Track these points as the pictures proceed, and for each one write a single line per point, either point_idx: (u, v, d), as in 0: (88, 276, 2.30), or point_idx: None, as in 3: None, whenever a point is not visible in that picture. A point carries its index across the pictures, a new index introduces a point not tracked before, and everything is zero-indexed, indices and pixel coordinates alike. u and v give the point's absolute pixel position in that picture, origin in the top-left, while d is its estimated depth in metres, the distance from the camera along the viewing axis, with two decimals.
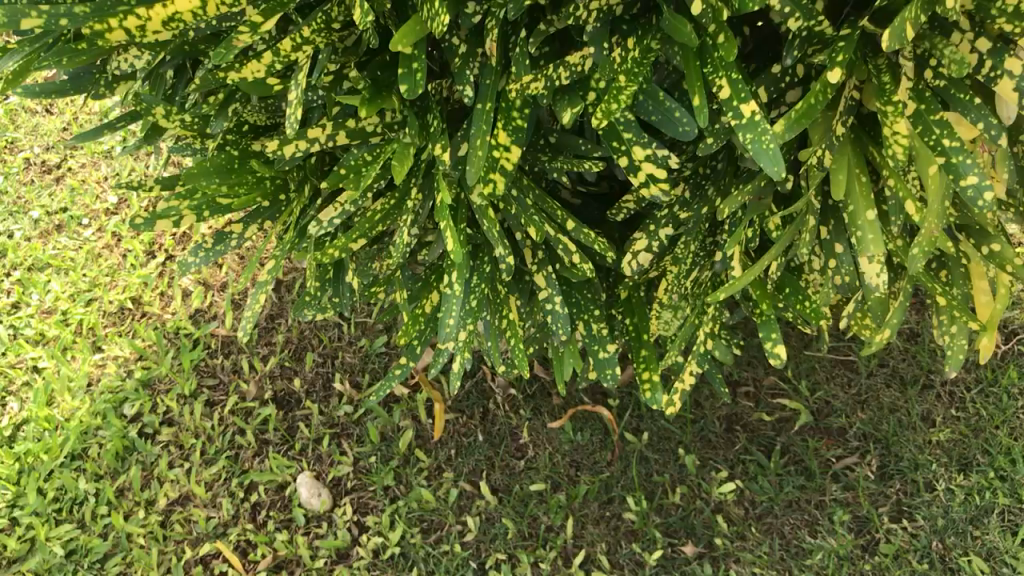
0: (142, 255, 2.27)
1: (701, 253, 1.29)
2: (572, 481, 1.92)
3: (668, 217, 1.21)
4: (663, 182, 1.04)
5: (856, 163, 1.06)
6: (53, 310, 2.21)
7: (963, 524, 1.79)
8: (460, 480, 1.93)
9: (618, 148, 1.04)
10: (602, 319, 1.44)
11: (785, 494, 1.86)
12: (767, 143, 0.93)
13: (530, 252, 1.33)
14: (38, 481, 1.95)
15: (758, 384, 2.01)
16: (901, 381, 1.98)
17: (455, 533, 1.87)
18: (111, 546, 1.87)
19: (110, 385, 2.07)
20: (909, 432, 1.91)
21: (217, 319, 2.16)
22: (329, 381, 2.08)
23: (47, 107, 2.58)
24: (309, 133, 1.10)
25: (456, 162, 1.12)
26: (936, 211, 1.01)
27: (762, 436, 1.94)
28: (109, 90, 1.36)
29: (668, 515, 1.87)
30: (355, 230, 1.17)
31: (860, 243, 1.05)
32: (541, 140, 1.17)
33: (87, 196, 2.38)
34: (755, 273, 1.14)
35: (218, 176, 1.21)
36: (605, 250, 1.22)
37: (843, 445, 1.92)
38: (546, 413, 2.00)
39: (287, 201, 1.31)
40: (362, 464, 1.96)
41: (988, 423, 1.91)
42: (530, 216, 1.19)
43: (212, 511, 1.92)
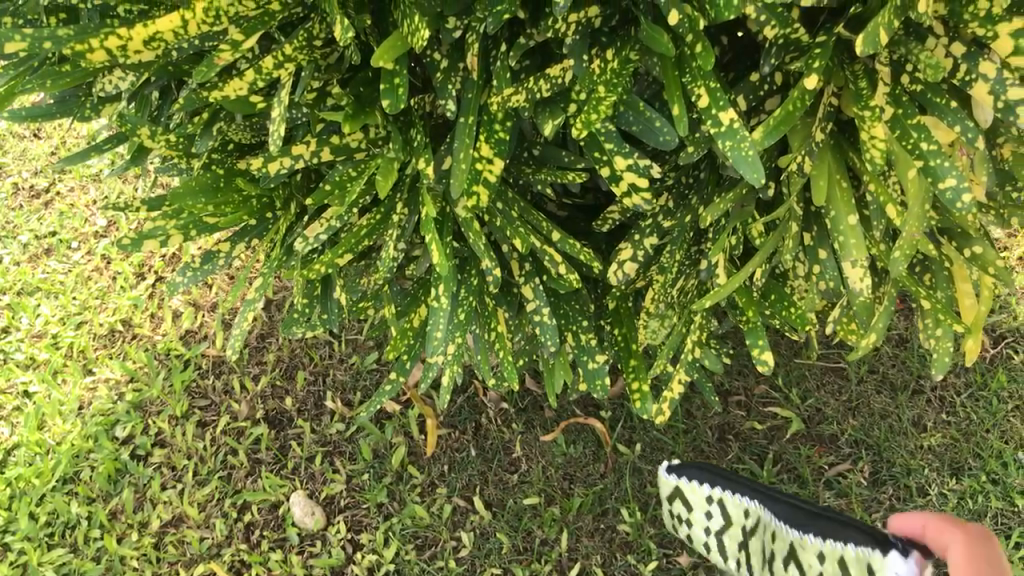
0: (132, 277, 2.26)
1: (687, 262, 1.30)
2: (565, 494, 1.92)
3: (653, 226, 1.21)
4: (645, 191, 1.04)
5: (837, 169, 1.07)
6: (43, 333, 2.21)
7: None
8: (453, 496, 1.93)
9: (600, 158, 1.05)
10: (590, 330, 1.45)
11: None
12: (746, 149, 0.94)
13: (518, 265, 1.33)
14: (30, 506, 1.95)
15: (750, 393, 2.00)
16: (892, 386, 1.98)
17: (450, 548, 1.88)
18: (105, 570, 1.87)
19: (101, 408, 2.07)
20: (901, 438, 1.92)
21: (207, 339, 2.16)
22: (320, 399, 2.07)
23: (34, 131, 2.57)
24: (294, 150, 1.10)
25: (440, 176, 1.13)
26: (916, 215, 1.03)
27: (754, 445, 1.95)
28: (95, 112, 1.37)
29: (662, 525, 1.88)
30: (341, 245, 1.17)
31: (843, 249, 1.07)
32: (525, 153, 1.18)
33: (76, 219, 2.37)
34: (739, 280, 1.14)
35: (204, 195, 1.22)
36: (591, 260, 1.23)
37: (835, 452, 1.93)
38: (538, 426, 1.99)
39: (274, 219, 1.32)
40: (355, 482, 1.96)
41: (978, 428, 1.92)
42: (516, 228, 1.19)
43: (206, 532, 1.92)
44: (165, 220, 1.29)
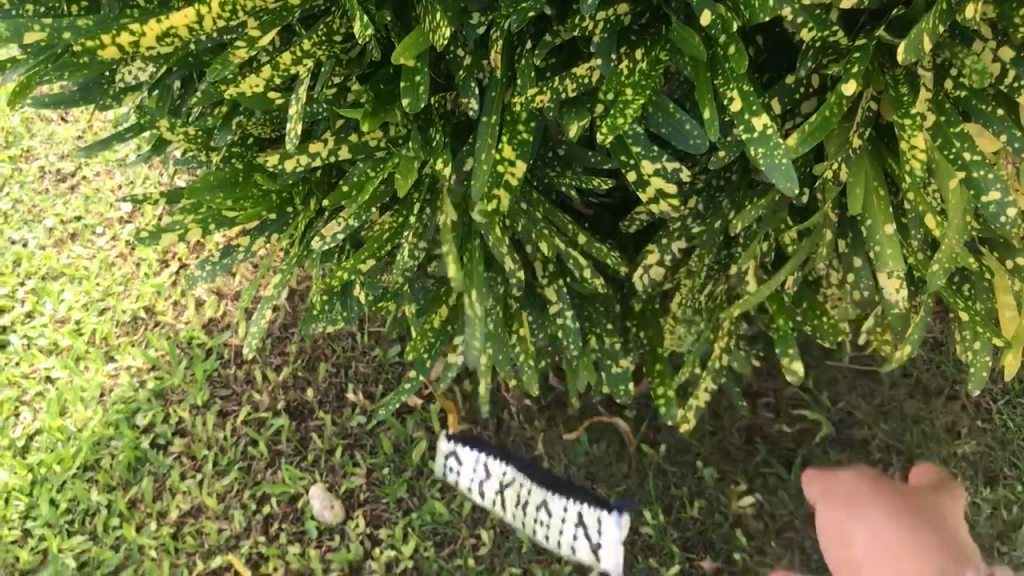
0: (156, 264, 2.25)
1: (716, 267, 1.25)
2: (587, 494, 1.90)
3: (680, 230, 1.18)
4: (672, 197, 1.00)
5: (874, 177, 1.02)
6: (66, 319, 2.20)
7: (989, 539, 1.81)
8: (474, 493, 1.91)
9: (627, 161, 1.01)
10: (615, 333, 1.41)
11: (805, 508, 1.85)
12: (779, 156, 0.89)
13: (541, 265, 1.30)
14: (51, 492, 1.95)
15: (779, 394, 2.00)
16: (925, 391, 1.97)
17: (469, 546, 1.85)
18: (123, 558, 1.88)
19: (123, 396, 2.06)
20: (933, 445, 1.90)
21: (230, 328, 2.14)
22: (342, 391, 2.05)
23: (62, 115, 2.57)
24: (311, 147, 1.07)
25: (463, 177, 1.10)
26: (957, 226, 0.98)
27: (781, 448, 1.94)
28: (117, 101, 1.34)
29: (686, 528, 1.85)
30: (360, 245, 1.14)
31: (879, 259, 1.02)
32: (550, 152, 1.14)
33: (101, 205, 2.37)
34: (769, 290, 1.10)
35: (222, 189, 1.21)
36: (615, 265, 1.20)
37: (865, 457, 1.90)
38: (561, 423, 1.97)
39: (295, 214, 1.29)
40: (375, 476, 1.95)
41: (1014, 435, 1.91)
42: (538, 230, 1.16)
43: (225, 523, 1.91)
44: (184, 214, 1.29)
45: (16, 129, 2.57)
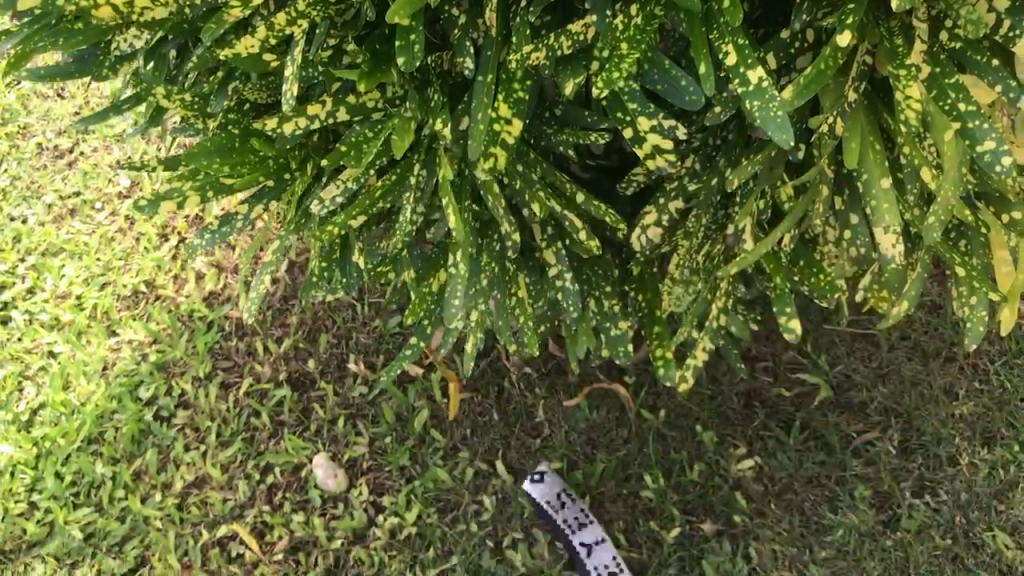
0: (156, 238, 2.25)
1: (713, 227, 1.26)
2: (588, 459, 1.92)
3: (678, 190, 1.19)
4: (669, 153, 1.01)
5: (870, 130, 1.03)
6: (68, 294, 2.21)
7: (986, 498, 1.82)
8: (476, 460, 1.93)
9: (623, 118, 1.01)
10: (614, 296, 1.42)
11: (804, 470, 1.87)
12: (774, 110, 0.90)
13: (539, 228, 1.30)
14: (56, 465, 1.97)
15: (777, 359, 1.99)
16: (923, 353, 1.97)
17: (472, 512, 1.88)
18: (129, 529, 1.89)
19: (125, 369, 2.07)
20: (932, 406, 1.91)
21: (230, 301, 2.15)
22: (343, 361, 2.06)
23: (58, 90, 2.56)
24: (308, 109, 1.08)
25: (458, 137, 1.10)
26: (952, 179, 0.98)
27: (780, 412, 1.94)
28: (114, 72, 1.34)
29: (686, 491, 1.88)
30: (356, 206, 1.15)
31: (874, 213, 1.03)
32: (547, 113, 1.15)
33: (99, 179, 2.37)
34: (767, 247, 1.10)
35: (220, 155, 1.21)
36: (613, 225, 1.20)
37: (863, 420, 1.93)
38: (562, 390, 1.97)
39: (292, 180, 1.29)
40: (377, 445, 1.96)
41: (1012, 396, 1.91)
42: (535, 191, 1.17)
43: (229, 493, 1.93)
44: (182, 181, 1.28)
45: (12, 105, 2.56)
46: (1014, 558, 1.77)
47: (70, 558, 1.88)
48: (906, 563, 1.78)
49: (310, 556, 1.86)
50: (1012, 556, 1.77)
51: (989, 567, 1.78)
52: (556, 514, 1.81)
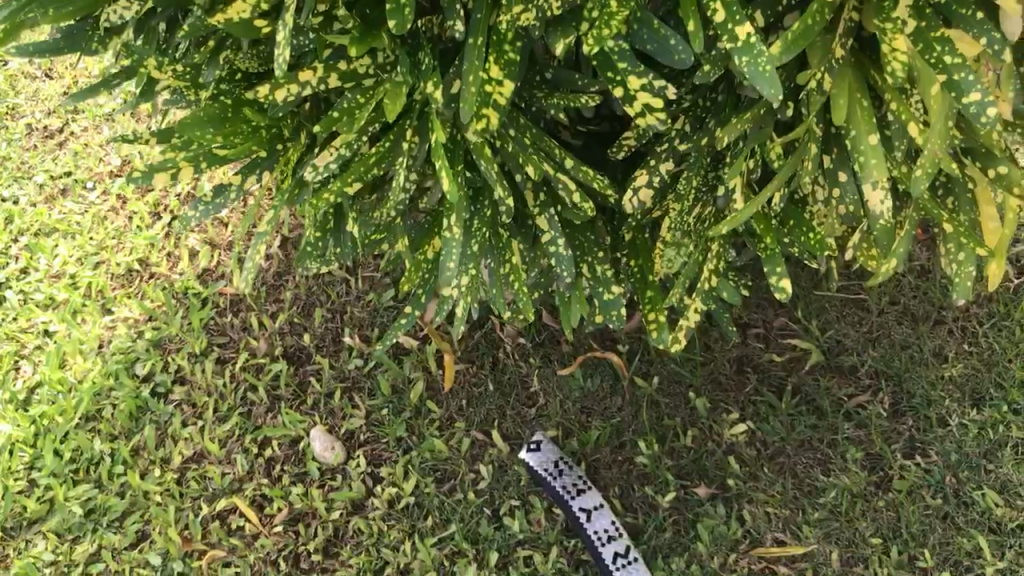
0: (148, 217, 2.26)
1: (704, 188, 1.27)
2: (583, 427, 1.94)
3: (668, 151, 1.20)
4: (660, 112, 1.02)
5: (858, 87, 1.04)
6: (61, 274, 2.21)
7: (976, 458, 1.85)
8: (472, 430, 1.94)
9: (614, 78, 1.01)
10: (606, 261, 1.43)
11: (797, 434, 1.90)
12: (763, 65, 0.91)
13: (532, 194, 1.31)
14: (54, 443, 1.97)
15: (768, 326, 2.02)
16: (913, 317, 2.00)
17: (469, 481, 1.90)
18: (129, 504, 1.91)
19: (121, 346, 2.08)
20: (922, 369, 1.94)
21: (224, 278, 2.16)
22: (338, 335, 2.07)
23: (46, 71, 2.56)
24: (300, 76, 1.09)
25: (450, 100, 1.11)
26: (939, 132, 1.00)
27: (772, 376, 1.97)
28: (103, 47, 1.34)
29: (680, 457, 1.90)
30: (350, 173, 1.16)
31: (863, 169, 1.04)
32: (537, 77, 1.16)
33: (90, 159, 2.37)
34: (757, 206, 1.12)
35: (212, 126, 1.21)
36: (605, 187, 1.21)
37: (855, 383, 1.95)
38: (556, 360, 1.99)
39: (285, 150, 1.31)
40: (374, 417, 1.98)
41: (1001, 357, 1.94)
42: (527, 154, 1.17)
43: (228, 467, 1.94)
44: (174, 152, 1.28)
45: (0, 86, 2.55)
46: (1003, 516, 1.80)
47: (70, 534, 1.89)
48: (898, 523, 1.81)
49: (310, 527, 1.87)
50: (1001, 514, 1.80)
51: (979, 525, 1.80)
52: (554, 481, 1.83)
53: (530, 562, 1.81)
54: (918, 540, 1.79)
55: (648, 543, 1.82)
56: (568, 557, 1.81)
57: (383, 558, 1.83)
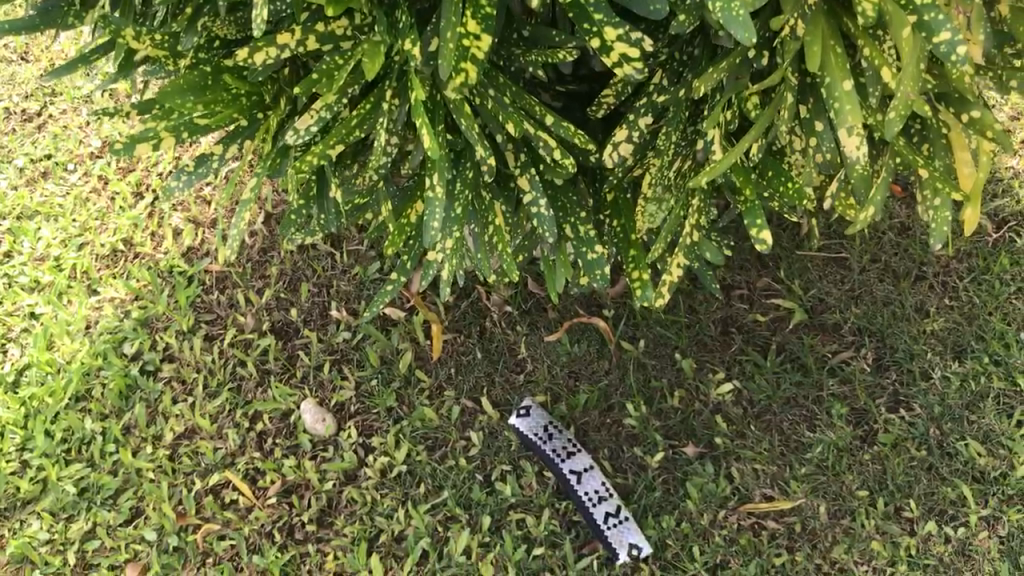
0: (131, 197, 2.26)
1: (683, 143, 1.28)
2: (571, 391, 1.96)
3: (647, 106, 1.21)
4: (637, 62, 1.03)
5: (831, 34, 1.06)
6: (46, 256, 2.21)
7: (959, 410, 1.87)
8: (462, 398, 1.96)
9: (589, 29, 1.03)
10: (588, 221, 1.44)
11: (782, 392, 1.92)
12: (735, 10, 0.92)
13: (513, 155, 1.32)
14: (45, 424, 1.97)
15: (752, 287, 2.03)
16: (895, 274, 2.02)
17: (460, 448, 1.91)
18: (123, 482, 1.91)
19: (109, 326, 2.08)
20: (904, 324, 1.97)
21: (209, 256, 2.16)
22: (325, 309, 2.08)
23: (21, 54, 2.55)
24: (279, 39, 1.09)
25: (428, 58, 1.11)
26: (911, 75, 1.01)
27: (757, 336, 1.99)
28: (81, 21, 1.34)
29: (668, 418, 1.92)
30: (332, 136, 1.17)
31: (838, 115, 1.06)
32: (515, 34, 1.17)
33: (70, 141, 2.37)
34: (735, 156, 1.14)
35: (192, 94, 1.22)
36: (586, 143, 1.22)
37: (838, 339, 1.98)
38: (543, 327, 2.01)
39: (266, 117, 1.31)
40: (364, 388, 1.99)
41: (981, 310, 1.97)
42: (507, 112, 1.18)
43: (220, 443, 1.95)
44: (155, 121, 1.28)
45: None
46: (986, 465, 1.83)
47: (64, 513, 1.89)
48: (884, 475, 1.84)
49: (303, 499, 1.88)
50: (984, 463, 1.83)
51: (963, 475, 1.83)
52: (544, 445, 1.85)
53: (522, 524, 1.83)
54: (904, 492, 1.82)
55: (639, 503, 1.84)
56: (560, 519, 1.83)
57: (377, 527, 1.84)
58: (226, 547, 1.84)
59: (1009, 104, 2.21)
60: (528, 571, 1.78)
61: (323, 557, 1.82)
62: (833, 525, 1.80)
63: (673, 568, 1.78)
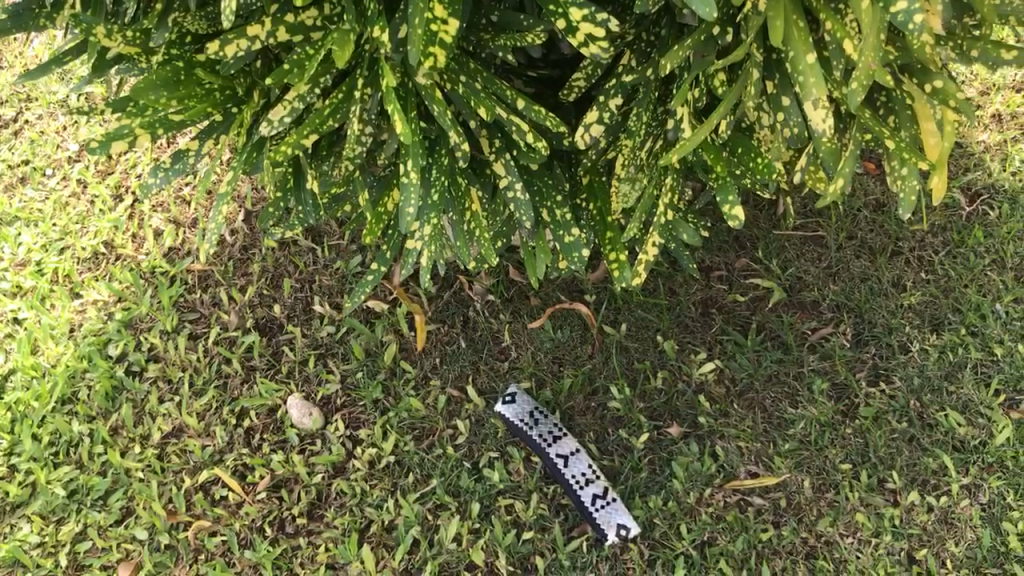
0: (111, 200, 2.26)
1: (654, 124, 1.31)
2: (555, 376, 1.97)
3: (617, 87, 1.22)
4: (603, 41, 1.05)
5: (794, 9, 1.07)
6: (27, 261, 2.21)
7: (938, 381, 1.90)
8: (447, 387, 1.97)
9: (555, 10, 1.04)
10: (565, 205, 1.46)
11: (764, 369, 1.94)
12: None
13: (487, 141, 1.34)
14: (32, 428, 1.97)
15: (731, 268, 2.06)
16: (870, 250, 2.05)
17: (447, 436, 1.92)
18: (112, 483, 1.91)
19: (92, 328, 2.08)
20: (882, 299, 1.99)
21: (191, 255, 2.17)
22: (309, 304, 2.09)
23: None
24: (249, 31, 1.11)
25: (398, 45, 1.13)
26: (872, 46, 1.03)
27: (737, 316, 2.01)
28: (52, 22, 1.34)
29: (652, 399, 1.94)
30: (306, 126, 1.18)
31: (803, 88, 1.07)
32: (483, 20, 1.18)
33: (48, 146, 2.37)
34: (704, 133, 1.16)
35: (166, 89, 1.22)
36: (557, 126, 1.23)
37: (817, 317, 2.00)
38: (525, 314, 2.03)
39: (240, 111, 1.33)
40: (349, 380, 2.00)
41: (957, 283, 2.00)
42: (479, 97, 1.19)
43: (207, 440, 1.96)
44: (129, 118, 1.28)
45: None
46: (966, 434, 1.85)
47: (54, 516, 1.89)
48: (866, 448, 1.86)
49: (293, 493, 1.89)
50: (964, 433, 1.85)
51: (944, 444, 1.85)
52: (531, 431, 1.86)
53: (511, 509, 1.85)
54: (886, 463, 1.84)
55: (626, 484, 1.86)
56: (548, 503, 1.85)
57: (367, 517, 1.85)
58: (217, 543, 1.84)
59: (976, 81, 2.25)
60: (518, 555, 1.80)
61: (314, 550, 1.82)
62: (818, 499, 1.82)
63: (661, 547, 1.80)
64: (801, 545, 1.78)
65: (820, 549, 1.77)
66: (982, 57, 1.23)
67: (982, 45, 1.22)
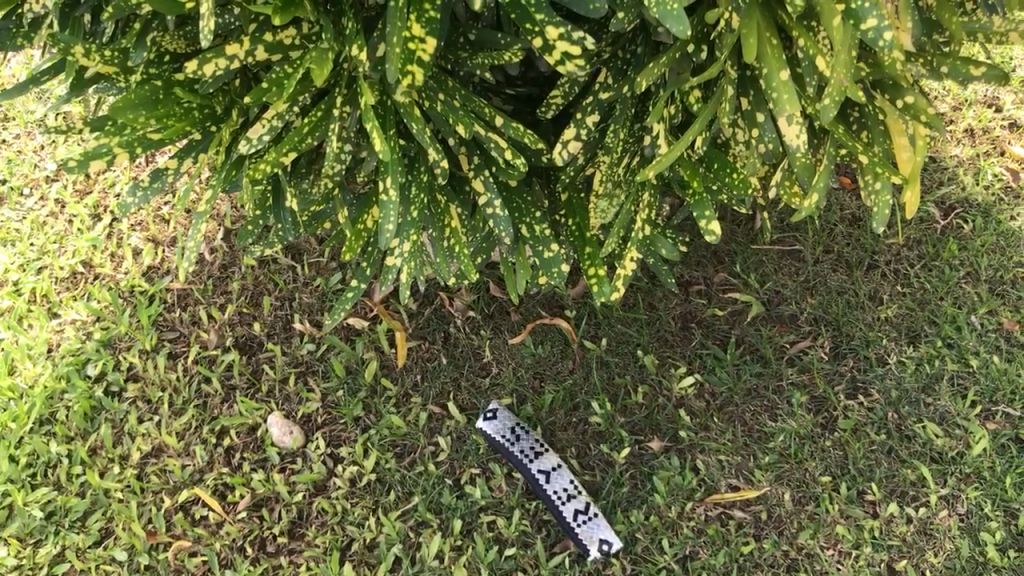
0: (89, 219, 2.26)
1: (631, 140, 1.33)
2: (536, 391, 1.98)
3: (594, 104, 1.24)
4: (578, 58, 1.07)
5: (767, 26, 1.10)
6: (4, 281, 2.19)
7: (915, 393, 1.92)
8: (428, 404, 1.97)
9: (531, 29, 1.06)
10: (544, 221, 1.47)
11: (743, 383, 1.95)
12: (670, 5, 0.95)
13: (466, 158, 1.35)
14: (9, 449, 1.95)
15: (710, 282, 2.08)
16: (847, 264, 2.08)
17: (429, 454, 1.92)
18: (91, 504, 1.89)
19: (71, 349, 2.07)
20: (859, 312, 2.01)
21: (170, 274, 2.17)
22: (289, 322, 2.09)
23: None
24: (228, 50, 1.12)
25: (376, 63, 1.14)
26: (843, 62, 1.06)
27: (717, 330, 2.02)
28: (30, 43, 1.35)
29: (633, 414, 1.94)
30: (284, 143, 1.19)
31: (776, 105, 1.10)
32: (461, 39, 1.19)
33: (25, 165, 2.37)
34: (680, 149, 1.18)
35: (144, 108, 1.23)
36: (535, 143, 1.25)
37: (796, 330, 2.01)
38: (506, 330, 2.04)
39: (219, 129, 1.33)
40: (330, 398, 1.99)
41: (933, 296, 2.02)
42: (458, 115, 1.20)
43: (186, 460, 1.94)
44: (108, 137, 1.28)
45: None
46: (944, 445, 1.86)
47: (32, 538, 1.86)
48: (845, 460, 1.87)
49: (273, 512, 1.87)
50: (942, 444, 1.86)
51: (921, 456, 1.86)
52: (512, 446, 1.86)
53: (493, 526, 1.84)
54: (866, 475, 1.85)
55: (607, 499, 1.86)
56: (530, 518, 1.84)
57: (349, 536, 1.84)
58: (198, 564, 1.82)
59: (949, 97, 2.29)
60: (500, 571, 1.79)
61: (295, 569, 1.81)
62: (798, 512, 1.82)
63: (643, 561, 1.79)
64: (781, 558, 1.78)
65: (802, 562, 1.77)
66: (952, 73, 1.26)
67: (952, 61, 1.25)
